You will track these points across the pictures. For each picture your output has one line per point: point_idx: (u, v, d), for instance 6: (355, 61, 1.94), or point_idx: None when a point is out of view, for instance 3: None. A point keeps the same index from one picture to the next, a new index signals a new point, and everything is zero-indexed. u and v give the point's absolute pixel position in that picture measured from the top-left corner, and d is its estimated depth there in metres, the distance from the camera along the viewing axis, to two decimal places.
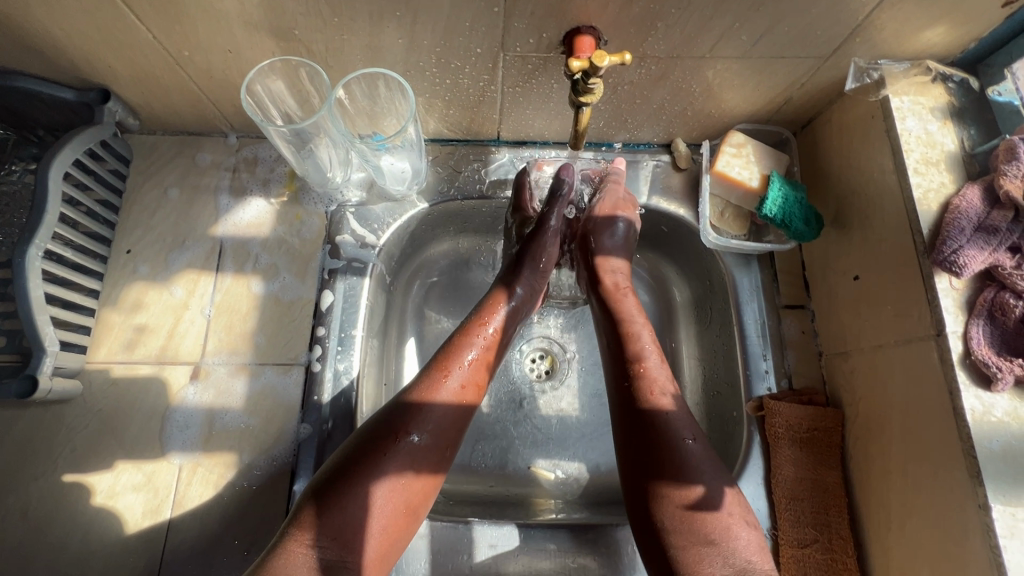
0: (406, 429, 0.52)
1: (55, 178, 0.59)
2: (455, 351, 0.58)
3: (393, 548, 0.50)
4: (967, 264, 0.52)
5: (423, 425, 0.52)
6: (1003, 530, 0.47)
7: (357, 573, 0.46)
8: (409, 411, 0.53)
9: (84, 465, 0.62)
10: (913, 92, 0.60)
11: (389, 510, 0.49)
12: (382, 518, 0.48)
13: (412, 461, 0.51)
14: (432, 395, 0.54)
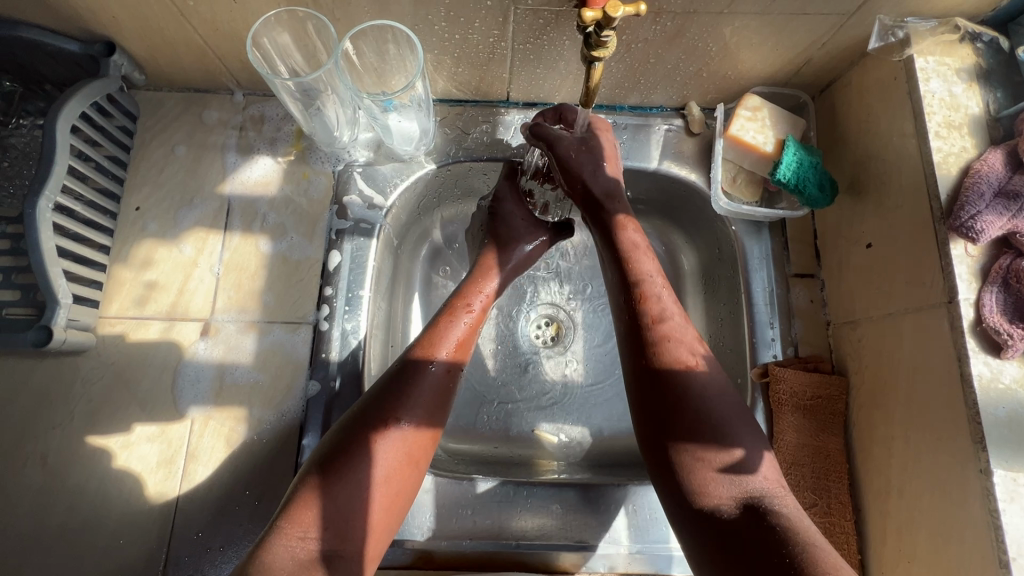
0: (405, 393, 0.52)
1: (64, 131, 0.59)
2: (433, 344, 0.57)
3: (389, 524, 0.49)
4: (984, 230, 0.51)
5: (411, 410, 0.52)
6: (1003, 495, 0.47)
7: (355, 556, 0.46)
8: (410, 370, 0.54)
9: (100, 415, 0.63)
10: (938, 52, 0.58)
11: (381, 500, 0.48)
12: (374, 507, 0.48)
13: (400, 447, 0.50)
14: (432, 351, 0.56)
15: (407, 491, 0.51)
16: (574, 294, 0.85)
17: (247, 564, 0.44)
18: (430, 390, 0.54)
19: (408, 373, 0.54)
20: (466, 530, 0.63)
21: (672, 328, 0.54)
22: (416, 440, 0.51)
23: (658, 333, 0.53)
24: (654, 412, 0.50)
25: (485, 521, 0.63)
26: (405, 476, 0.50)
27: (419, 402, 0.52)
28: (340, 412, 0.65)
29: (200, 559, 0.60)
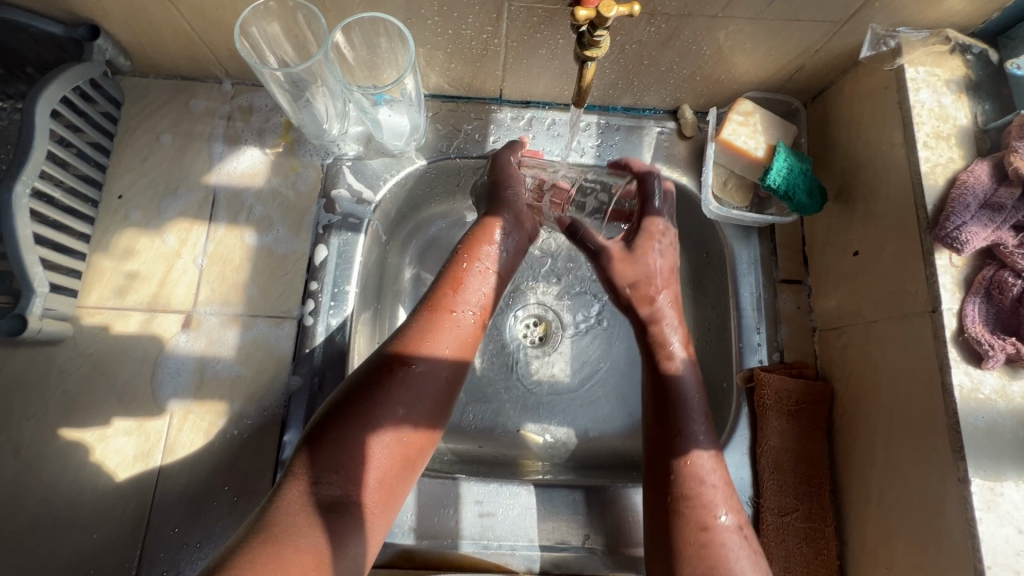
0: (406, 360, 0.52)
1: (44, 116, 0.58)
2: (447, 302, 0.57)
3: (398, 485, 0.50)
4: (969, 241, 0.51)
5: (423, 355, 0.53)
6: (980, 504, 0.48)
7: (361, 507, 0.46)
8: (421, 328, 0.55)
9: (75, 407, 0.62)
10: (929, 62, 0.58)
11: (389, 453, 0.49)
12: (384, 460, 0.48)
13: (404, 395, 0.50)
14: (446, 310, 0.56)
15: (417, 445, 0.51)
16: (563, 294, 0.84)
17: (257, 515, 0.44)
18: (443, 343, 0.54)
19: (414, 326, 0.55)
20: (448, 530, 0.62)
21: (686, 408, 0.55)
22: (426, 397, 0.52)
23: (675, 407, 0.55)
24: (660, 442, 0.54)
25: (468, 521, 0.63)
26: (411, 430, 0.50)
27: (425, 355, 0.53)
28: None
29: (175, 555, 0.59)
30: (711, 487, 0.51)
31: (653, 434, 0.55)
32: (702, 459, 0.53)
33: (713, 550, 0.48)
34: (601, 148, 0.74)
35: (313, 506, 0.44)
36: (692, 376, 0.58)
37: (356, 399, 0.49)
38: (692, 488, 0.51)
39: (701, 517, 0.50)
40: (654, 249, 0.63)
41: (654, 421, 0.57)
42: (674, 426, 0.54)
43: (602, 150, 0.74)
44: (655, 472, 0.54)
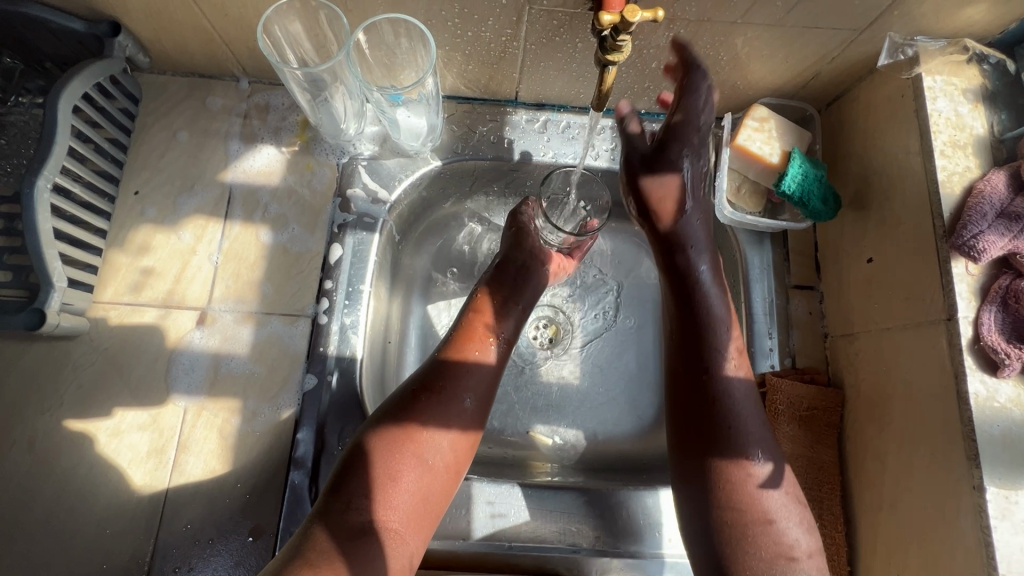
0: (436, 389, 0.55)
1: (66, 111, 0.58)
2: (471, 334, 0.61)
3: (426, 514, 0.52)
4: (986, 250, 0.51)
5: (456, 386, 0.56)
6: (995, 512, 0.48)
7: (390, 533, 0.49)
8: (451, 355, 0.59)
9: (89, 401, 0.62)
10: (946, 71, 0.58)
11: (418, 481, 0.51)
12: (413, 489, 0.51)
13: (439, 428, 0.54)
14: (473, 340, 0.60)
15: (446, 479, 0.53)
16: (574, 296, 0.85)
17: (294, 542, 0.47)
18: (472, 380, 0.58)
19: (453, 357, 0.58)
20: (460, 530, 0.62)
21: (727, 397, 0.53)
22: (455, 428, 0.55)
23: (713, 372, 0.55)
24: (698, 434, 0.53)
25: (478, 522, 0.63)
26: (440, 466, 0.53)
27: (459, 390, 0.56)
28: (337, 407, 0.64)
29: (188, 551, 0.59)
30: (764, 473, 0.51)
31: (686, 422, 0.54)
32: (749, 433, 0.52)
33: (770, 548, 0.49)
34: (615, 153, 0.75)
35: (345, 530, 0.47)
36: (730, 329, 0.57)
37: (396, 431, 0.52)
38: (746, 471, 0.51)
39: (758, 519, 0.49)
40: (682, 181, 0.57)
41: (684, 374, 0.56)
42: (712, 390, 0.54)
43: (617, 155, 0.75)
44: (691, 431, 0.53)
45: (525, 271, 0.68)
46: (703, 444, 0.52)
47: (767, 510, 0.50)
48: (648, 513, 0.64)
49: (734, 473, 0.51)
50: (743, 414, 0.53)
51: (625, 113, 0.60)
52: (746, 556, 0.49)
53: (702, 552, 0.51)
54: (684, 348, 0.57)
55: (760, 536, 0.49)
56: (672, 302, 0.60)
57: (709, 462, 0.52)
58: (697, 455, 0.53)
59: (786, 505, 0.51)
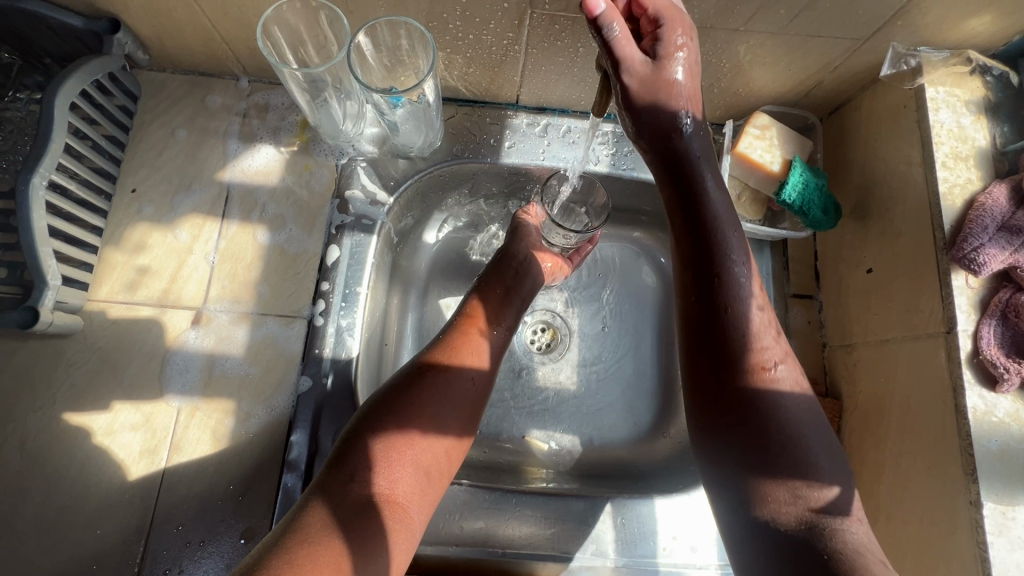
0: (438, 370, 0.57)
1: (63, 108, 0.58)
2: (472, 323, 0.63)
3: (422, 498, 0.51)
4: (986, 263, 0.51)
5: (458, 368, 0.58)
6: (992, 528, 0.48)
7: (388, 511, 0.48)
8: (454, 340, 0.60)
9: (82, 400, 0.62)
10: (949, 83, 0.58)
11: (417, 462, 0.52)
12: (412, 468, 0.51)
13: (442, 403, 0.55)
14: (474, 327, 0.62)
15: (443, 464, 0.54)
16: (572, 301, 0.84)
17: (290, 517, 0.46)
18: (474, 366, 0.59)
19: (455, 340, 0.60)
20: (453, 536, 0.62)
21: (745, 310, 0.49)
22: (456, 411, 0.56)
23: (720, 289, 0.49)
24: (717, 360, 0.48)
25: (471, 528, 0.62)
26: (443, 443, 0.54)
27: (462, 372, 0.58)
28: (332, 409, 0.64)
29: (179, 553, 0.58)
30: (781, 399, 0.46)
31: (701, 348, 0.49)
32: (766, 355, 0.47)
33: (801, 479, 0.43)
34: (615, 157, 0.74)
35: (347, 505, 0.47)
36: (739, 239, 0.51)
37: (400, 403, 0.53)
38: (761, 393, 0.46)
39: (788, 447, 0.44)
40: (679, 93, 0.51)
41: (693, 300, 0.51)
42: (722, 310, 0.49)
43: (617, 159, 0.74)
44: (703, 364, 0.49)
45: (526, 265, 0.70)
46: (717, 373, 0.48)
47: (788, 440, 0.44)
48: (643, 521, 0.64)
49: (749, 400, 0.46)
50: (756, 335, 0.48)
51: (613, 23, 0.46)
52: (767, 492, 0.44)
53: (722, 506, 0.47)
54: (692, 269, 0.52)
55: (783, 470, 0.44)
56: (672, 214, 0.54)
57: (723, 392, 0.47)
58: (723, 384, 0.47)
59: (812, 429, 0.45)
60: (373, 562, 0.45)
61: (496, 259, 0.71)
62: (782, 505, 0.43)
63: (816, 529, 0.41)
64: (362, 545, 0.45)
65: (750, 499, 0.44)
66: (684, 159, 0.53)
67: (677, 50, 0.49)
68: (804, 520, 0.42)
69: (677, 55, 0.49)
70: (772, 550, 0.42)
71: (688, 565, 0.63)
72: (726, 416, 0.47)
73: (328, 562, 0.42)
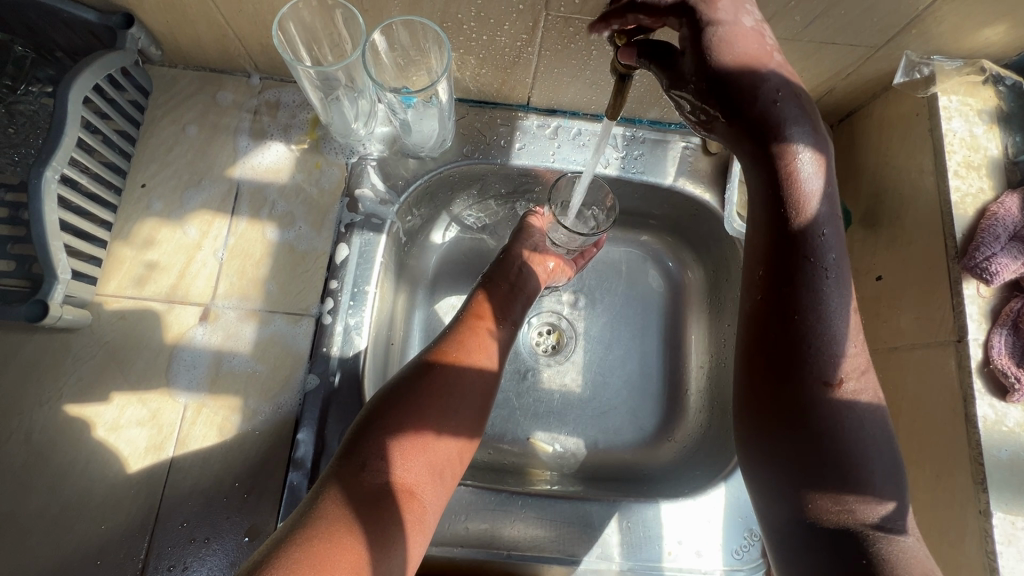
0: (447, 363, 0.57)
1: (76, 102, 0.58)
2: (480, 317, 0.63)
3: (434, 492, 0.51)
4: (998, 272, 0.51)
5: (466, 362, 0.58)
6: (1001, 537, 0.48)
7: (401, 504, 0.48)
8: (463, 334, 0.61)
9: (88, 395, 0.62)
10: (962, 92, 0.58)
11: (428, 455, 0.52)
12: (423, 461, 0.51)
13: (452, 396, 0.55)
14: (482, 322, 0.63)
15: (453, 458, 0.54)
16: (579, 303, 0.84)
17: (303, 508, 0.47)
18: (482, 360, 0.60)
19: (463, 335, 0.61)
20: (458, 537, 0.62)
21: (826, 314, 0.43)
22: (467, 405, 0.56)
23: (799, 280, 0.44)
24: (781, 369, 0.44)
25: (476, 529, 0.62)
26: (454, 436, 0.54)
27: (471, 367, 0.58)
28: (338, 408, 0.63)
29: (183, 550, 0.58)
30: (849, 406, 0.42)
31: (766, 352, 0.45)
32: (836, 356, 0.43)
33: (851, 496, 0.41)
34: (625, 161, 0.74)
35: (360, 495, 0.47)
36: (833, 226, 0.44)
37: (411, 397, 0.53)
38: (825, 407, 0.42)
39: (845, 465, 0.41)
40: (751, 59, 0.44)
41: (765, 288, 0.45)
42: (796, 304, 0.44)
43: (627, 162, 0.74)
44: (763, 360, 0.45)
45: (527, 266, 0.71)
46: (778, 372, 0.44)
47: (844, 445, 0.42)
48: (649, 525, 0.64)
49: (809, 402, 0.43)
50: (830, 334, 0.43)
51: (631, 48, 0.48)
52: (813, 497, 0.42)
53: (761, 498, 0.46)
54: (769, 255, 0.45)
55: (833, 477, 0.41)
56: (756, 196, 0.47)
57: (781, 392, 0.44)
58: (784, 395, 0.43)
59: (873, 437, 0.42)
60: (390, 554, 0.46)
61: (500, 258, 0.72)
62: (826, 510, 0.41)
63: (861, 538, 0.40)
64: (378, 537, 0.45)
65: (792, 500, 0.43)
66: (771, 126, 0.45)
67: (721, 22, 0.45)
68: (846, 530, 0.41)
69: (727, 23, 0.45)
70: (819, 553, 0.41)
71: (694, 569, 0.62)
72: (778, 416, 0.44)
73: (345, 555, 0.43)
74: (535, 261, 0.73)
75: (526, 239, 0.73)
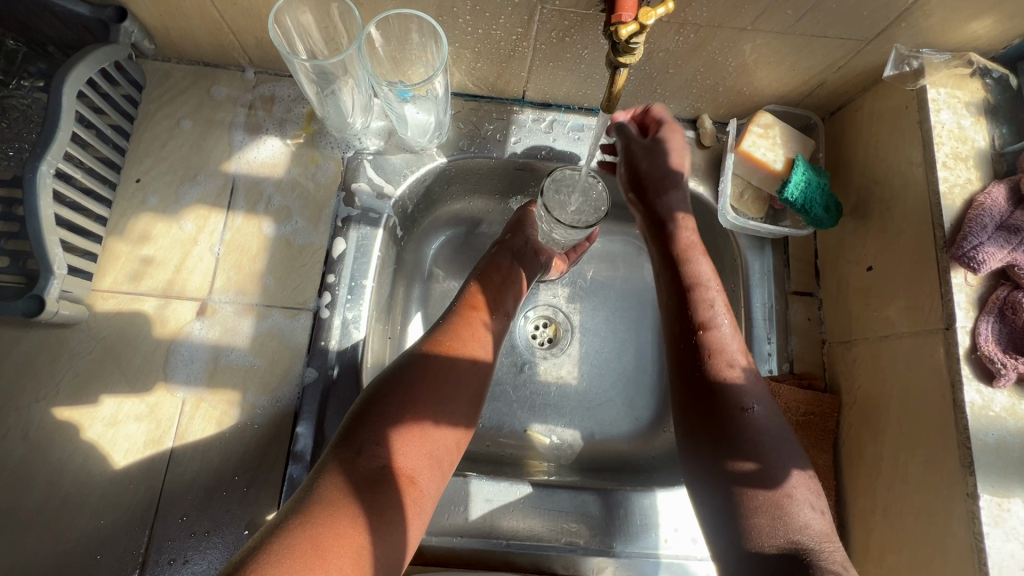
0: (444, 352, 0.58)
1: (70, 95, 0.58)
2: (476, 307, 0.64)
3: (432, 478, 0.52)
4: (985, 261, 0.52)
5: (461, 350, 0.59)
6: (988, 519, 0.49)
7: (397, 487, 0.49)
8: (459, 326, 0.61)
9: (85, 390, 0.62)
10: (950, 84, 0.59)
11: (425, 440, 0.52)
12: (419, 446, 0.52)
13: (447, 385, 0.56)
14: (476, 312, 0.63)
15: (451, 443, 0.55)
16: (574, 296, 0.85)
17: (300, 493, 0.47)
18: (479, 349, 0.60)
19: (459, 326, 0.61)
20: (459, 527, 0.62)
21: (726, 349, 0.55)
22: (461, 395, 0.57)
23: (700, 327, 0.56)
24: (703, 400, 0.53)
25: (477, 518, 0.63)
26: (452, 425, 0.55)
27: (466, 355, 0.59)
28: (336, 403, 0.64)
29: (183, 544, 0.58)
30: (760, 426, 0.50)
31: (688, 387, 0.54)
32: (742, 385, 0.53)
33: (783, 513, 0.46)
34: None
35: (357, 478, 0.47)
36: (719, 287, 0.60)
37: (408, 386, 0.54)
38: (743, 429, 0.50)
39: (770, 486, 0.48)
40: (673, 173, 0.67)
41: (680, 336, 0.57)
42: (705, 343, 0.55)
43: None
44: (689, 395, 0.54)
45: (520, 257, 0.72)
46: (704, 405, 0.52)
47: (766, 462, 0.49)
48: (645, 513, 0.64)
49: (730, 426, 0.50)
50: (733, 369, 0.54)
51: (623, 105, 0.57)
52: (754, 518, 0.47)
53: (712, 521, 0.50)
54: (679, 312, 0.59)
55: (766, 495, 0.47)
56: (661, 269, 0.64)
57: (708, 421, 0.52)
58: (708, 421, 0.52)
59: (787, 456, 0.49)
60: (388, 538, 0.46)
61: (493, 251, 0.72)
62: (766, 531, 0.46)
63: (797, 555, 0.44)
64: (377, 524, 0.46)
65: (737, 523, 0.47)
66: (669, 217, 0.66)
67: (670, 143, 0.66)
68: (787, 548, 0.45)
69: (676, 150, 0.67)
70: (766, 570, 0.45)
71: (690, 557, 0.63)
72: (710, 441, 0.51)
73: (342, 541, 0.43)
74: (527, 251, 0.73)
75: (520, 235, 0.73)
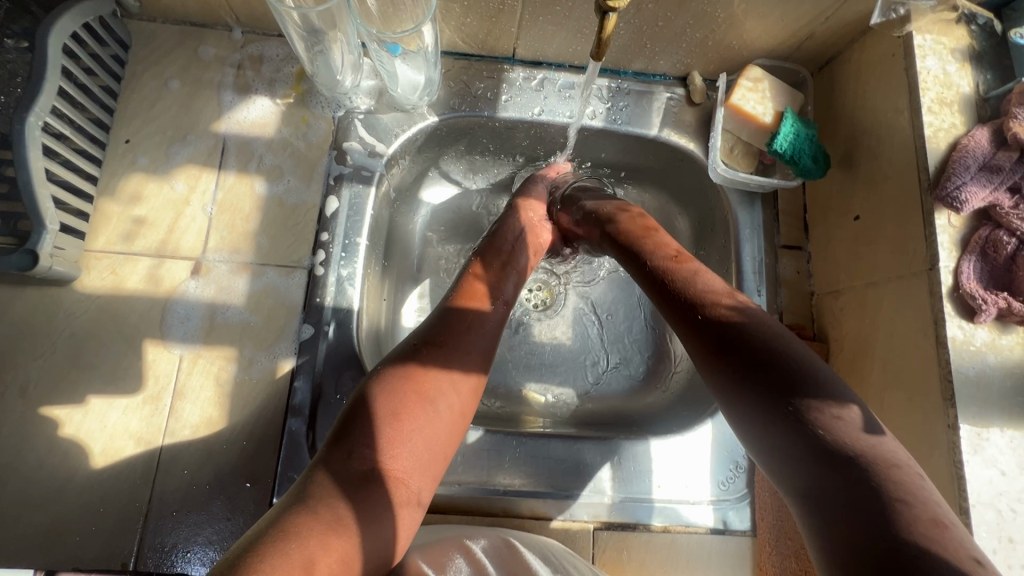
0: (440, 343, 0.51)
1: (56, 49, 0.57)
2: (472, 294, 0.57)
3: (425, 480, 0.46)
4: (967, 201, 0.53)
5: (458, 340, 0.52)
6: (967, 448, 0.50)
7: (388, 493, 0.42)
8: (453, 319, 0.54)
9: (82, 348, 0.62)
10: (936, 31, 0.59)
11: (417, 438, 0.46)
12: (413, 444, 0.45)
13: (444, 379, 0.49)
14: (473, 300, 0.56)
15: (448, 438, 0.48)
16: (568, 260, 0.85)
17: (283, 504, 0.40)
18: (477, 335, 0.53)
19: (456, 314, 0.55)
20: (457, 476, 0.64)
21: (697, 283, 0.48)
22: (458, 388, 0.50)
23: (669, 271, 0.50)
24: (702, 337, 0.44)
25: (474, 469, 0.64)
26: (447, 419, 0.48)
27: (463, 346, 0.52)
28: (333, 358, 0.64)
29: (186, 495, 0.59)
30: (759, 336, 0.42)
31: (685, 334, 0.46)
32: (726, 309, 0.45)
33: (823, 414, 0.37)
34: (611, 112, 0.74)
35: (344, 483, 0.41)
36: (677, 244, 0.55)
37: (396, 380, 0.48)
38: (745, 348, 0.42)
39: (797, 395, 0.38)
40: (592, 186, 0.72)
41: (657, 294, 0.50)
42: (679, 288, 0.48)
43: (612, 113, 0.75)
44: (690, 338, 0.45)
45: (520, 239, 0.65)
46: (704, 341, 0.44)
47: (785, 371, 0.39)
48: (639, 460, 0.66)
49: (731, 348, 0.42)
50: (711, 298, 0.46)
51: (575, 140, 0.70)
52: (800, 441, 0.37)
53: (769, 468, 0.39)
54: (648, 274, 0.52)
55: (801, 408, 0.38)
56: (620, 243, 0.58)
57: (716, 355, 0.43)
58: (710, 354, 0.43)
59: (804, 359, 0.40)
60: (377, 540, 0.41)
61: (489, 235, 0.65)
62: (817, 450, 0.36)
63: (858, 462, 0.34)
64: (367, 528, 0.40)
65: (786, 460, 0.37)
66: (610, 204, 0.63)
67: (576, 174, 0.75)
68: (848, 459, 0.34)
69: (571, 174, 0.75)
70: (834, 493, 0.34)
71: (680, 501, 0.65)
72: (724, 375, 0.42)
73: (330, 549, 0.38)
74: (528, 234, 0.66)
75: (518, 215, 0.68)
